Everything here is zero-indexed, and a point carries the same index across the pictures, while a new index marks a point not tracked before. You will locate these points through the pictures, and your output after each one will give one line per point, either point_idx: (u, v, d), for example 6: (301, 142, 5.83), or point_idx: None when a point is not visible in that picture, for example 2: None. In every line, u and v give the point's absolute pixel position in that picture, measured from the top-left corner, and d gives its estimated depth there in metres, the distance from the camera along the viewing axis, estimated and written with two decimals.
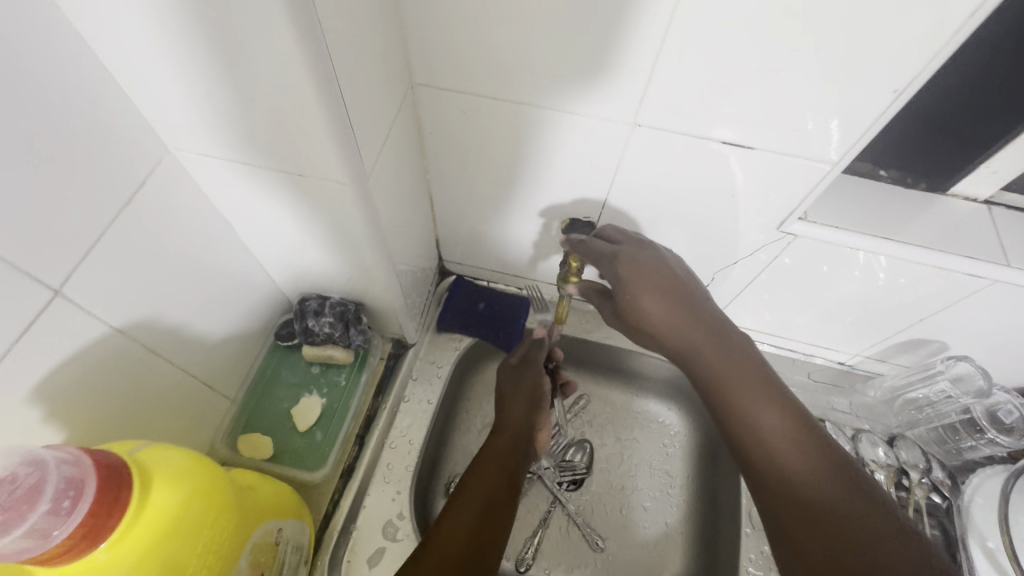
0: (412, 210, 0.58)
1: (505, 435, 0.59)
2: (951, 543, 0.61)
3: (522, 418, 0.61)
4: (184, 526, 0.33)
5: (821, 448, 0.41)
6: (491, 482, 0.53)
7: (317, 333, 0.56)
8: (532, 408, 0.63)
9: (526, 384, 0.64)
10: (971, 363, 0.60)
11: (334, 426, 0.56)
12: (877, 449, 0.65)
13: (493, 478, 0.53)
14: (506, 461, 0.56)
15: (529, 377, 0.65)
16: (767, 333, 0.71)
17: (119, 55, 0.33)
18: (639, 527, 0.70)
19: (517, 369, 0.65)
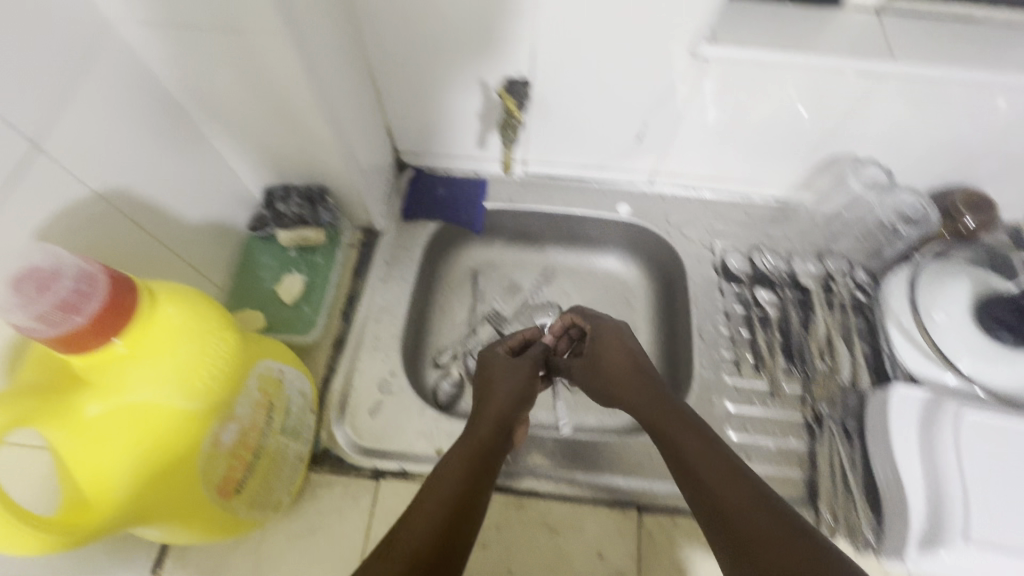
0: (356, 90, 0.61)
1: (484, 424, 0.53)
2: (873, 329, 0.70)
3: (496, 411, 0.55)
4: (196, 330, 0.38)
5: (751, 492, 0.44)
6: (461, 476, 0.48)
7: (288, 216, 0.61)
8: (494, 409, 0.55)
9: (502, 385, 0.58)
10: (878, 165, 0.68)
11: (317, 297, 0.62)
12: (808, 264, 0.74)
13: (459, 473, 0.49)
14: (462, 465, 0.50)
15: (518, 374, 0.60)
16: (704, 178, 0.77)
17: None
18: None
19: (503, 367, 0.60)
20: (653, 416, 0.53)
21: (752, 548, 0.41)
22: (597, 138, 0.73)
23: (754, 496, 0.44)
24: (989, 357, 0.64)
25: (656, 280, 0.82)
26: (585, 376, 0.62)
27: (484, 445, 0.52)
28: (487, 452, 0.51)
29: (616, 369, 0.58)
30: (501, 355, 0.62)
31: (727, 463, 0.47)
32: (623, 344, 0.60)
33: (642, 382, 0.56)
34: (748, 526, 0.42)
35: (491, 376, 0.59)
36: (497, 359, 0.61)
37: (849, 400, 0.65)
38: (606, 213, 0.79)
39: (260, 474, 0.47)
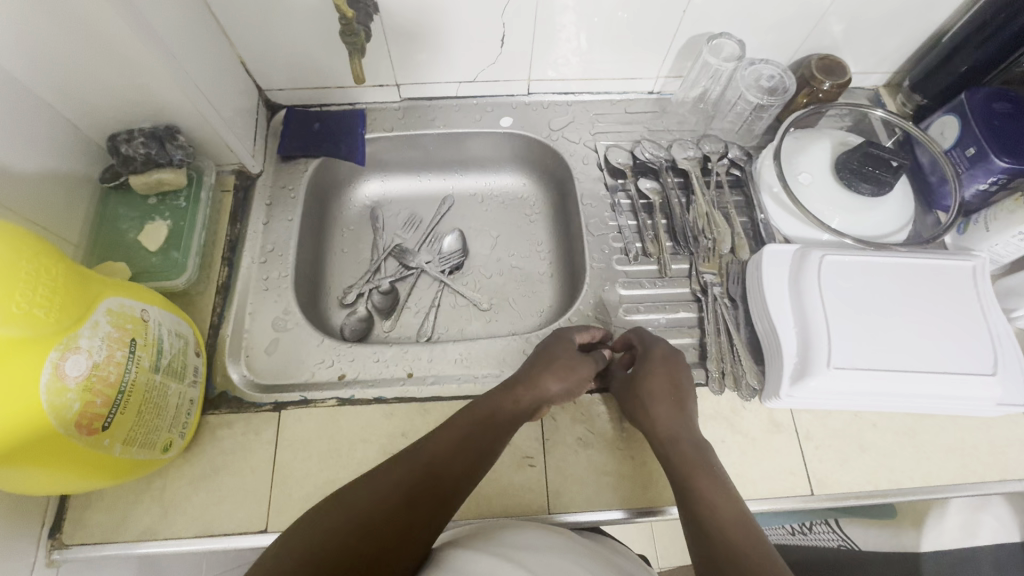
0: (189, 17, 0.58)
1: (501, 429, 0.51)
2: (750, 202, 0.74)
3: (519, 408, 0.53)
4: (2, 256, 0.36)
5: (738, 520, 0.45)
6: (444, 451, 0.48)
7: (135, 157, 0.58)
8: (516, 411, 0.53)
9: (554, 368, 0.56)
10: (731, 36, 0.69)
11: (185, 241, 0.60)
12: (686, 149, 0.76)
13: (452, 472, 0.47)
14: (459, 473, 0.47)
15: (571, 369, 0.56)
16: (580, 80, 0.78)
17: None
18: (517, 283, 0.79)
19: (570, 354, 0.58)
20: (670, 440, 0.52)
21: (718, 550, 0.43)
22: (467, 51, 0.71)
23: (742, 525, 0.44)
24: (850, 210, 0.67)
25: (551, 190, 0.83)
26: (621, 387, 0.58)
27: (479, 442, 0.50)
28: (482, 454, 0.49)
29: (658, 381, 0.56)
30: (573, 343, 0.59)
31: (725, 495, 0.47)
32: (669, 369, 0.57)
33: (677, 409, 0.55)
34: (722, 536, 0.44)
35: (556, 357, 0.57)
36: (562, 345, 0.59)
37: (731, 267, 0.68)
38: (490, 128, 0.79)
39: (133, 411, 0.46)
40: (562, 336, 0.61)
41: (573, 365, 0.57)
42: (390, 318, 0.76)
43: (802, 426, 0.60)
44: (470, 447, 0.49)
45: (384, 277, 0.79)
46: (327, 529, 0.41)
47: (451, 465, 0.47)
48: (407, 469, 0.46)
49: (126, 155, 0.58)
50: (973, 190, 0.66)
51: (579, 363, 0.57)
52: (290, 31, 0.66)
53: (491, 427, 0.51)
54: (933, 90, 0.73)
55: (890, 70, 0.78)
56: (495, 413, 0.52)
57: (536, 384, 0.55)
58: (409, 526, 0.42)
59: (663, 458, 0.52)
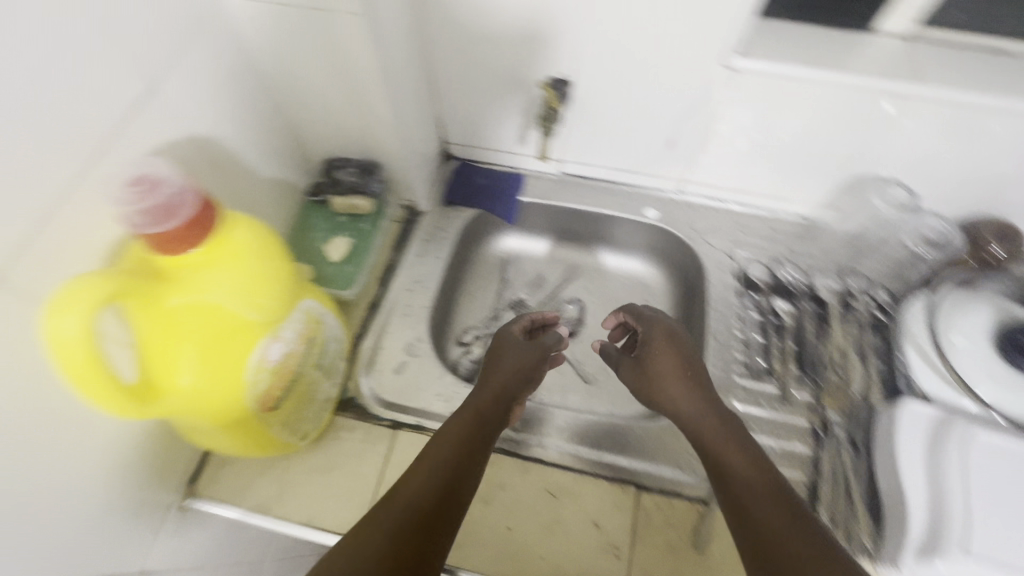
0: (416, 80, 0.68)
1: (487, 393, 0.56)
2: (891, 348, 0.70)
3: (511, 386, 0.58)
4: (259, 252, 0.44)
5: (773, 491, 0.45)
6: (468, 419, 0.53)
7: (343, 182, 0.69)
8: (512, 393, 0.58)
9: (507, 360, 0.60)
10: (904, 185, 0.70)
11: (359, 259, 0.68)
12: (829, 280, 0.76)
13: (456, 446, 0.50)
14: (482, 437, 0.52)
15: (530, 357, 0.62)
16: (731, 189, 0.81)
17: None
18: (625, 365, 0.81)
19: (511, 343, 0.63)
20: (697, 415, 0.52)
21: (756, 528, 0.43)
22: (633, 145, 0.77)
23: (770, 489, 0.45)
24: (1014, 389, 0.62)
25: (677, 284, 0.85)
26: (634, 380, 0.59)
27: (480, 410, 0.54)
28: (481, 419, 0.53)
29: (659, 339, 0.59)
30: (512, 334, 0.65)
31: (747, 445, 0.49)
32: (676, 348, 0.58)
33: (696, 389, 0.54)
34: (746, 488, 0.45)
35: (501, 346, 0.63)
36: (509, 340, 0.64)
37: (859, 412, 0.65)
38: (635, 216, 0.83)
39: (294, 398, 0.53)
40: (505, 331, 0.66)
41: (519, 357, 0.61)
42: None
43: None
44: (481, 415, 0.54)
45: (502, 327, 0.84)
46: (403, 494, 0.45)
47: (472, 423, 0.52)
48: (448, 441, 0.50)
49: (337, 176, 0.69)
50: None
51: (535, 354, 0.63)
52: (486, 101, 0.76)
53: (484, 416, 0.54)
54: None
55: None
56: (499, 391, 0.56)
57: (496, 368, 0.59)
58: (458, 483, 0.47)
59: (693, 444, 0.52)
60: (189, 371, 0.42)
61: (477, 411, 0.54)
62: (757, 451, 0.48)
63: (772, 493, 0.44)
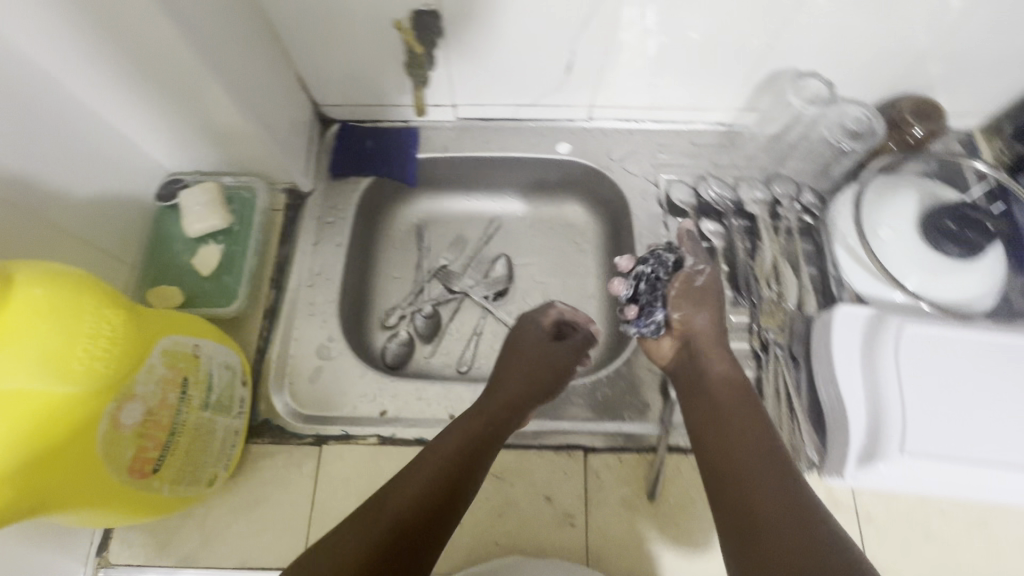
0: (250, 41, 0.57)
1: (451, 439, 0.50)
2: (822, 253, 0.68)
3: (496, 426, 0.52)
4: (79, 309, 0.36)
5: (779, 469, 0.45)
6: (454, 450, 0.49)
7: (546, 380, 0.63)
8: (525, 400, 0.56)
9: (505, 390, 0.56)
10: (818, 79, 0.65)
11: (236, 266, 0.60)
12: (754, 190, 0.71)
13: (420, 490, 0.44)
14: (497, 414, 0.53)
15: (558, 363, 0.60)
16: (644, 109, 0.74)
17: None
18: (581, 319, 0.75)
19: (536, 345, 0.61)
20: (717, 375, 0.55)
21: (739, 504, 0.43)
22: (533, 77, 0.68)
23: (778, 487, 0.43)
24: (937, 274, 0.63)
25: (602, 220, 0.79)
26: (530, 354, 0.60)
27: (442, 461, 0.47)
28: (444, 469, 0.47)
29: (709, 338, 0.57)
30: (538, 328, 0.63)
31: (704, 372, 0.55)
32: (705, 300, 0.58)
33: (729, 355, 0.56)
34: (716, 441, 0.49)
35: (524, 345, 0.61)
36: (530, 342, 0.61)
37: (795, 325, 0.64)
38: (546, 154, 0.75)
39: (180, 450, 0.46)
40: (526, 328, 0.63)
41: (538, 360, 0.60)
42: (431, 343, 0.74)
43: (862, 505, 0.56)
44: (485, 430, 0.52)
45: (428, 300, 0.76)
46: (357, 538, 0.40)
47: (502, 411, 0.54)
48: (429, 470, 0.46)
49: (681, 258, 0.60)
50: None
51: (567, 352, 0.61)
52: (350, 50, 0.64)
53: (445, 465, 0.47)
54: None
55: (987, 112, 0.72)
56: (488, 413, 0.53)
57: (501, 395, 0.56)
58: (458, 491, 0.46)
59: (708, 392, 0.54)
60: (13, 476, 0.34)
61: (426, 481, 0.45)
62: (778, 446, 0.47)
63: (765, 465, 0.45)
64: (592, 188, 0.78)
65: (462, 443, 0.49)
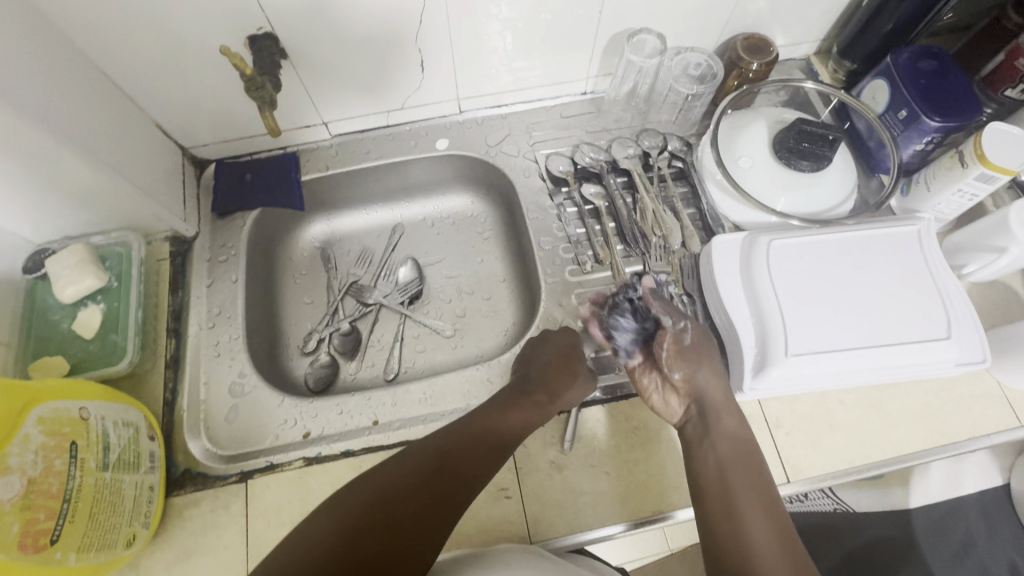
0: (88, 95, 0.56)
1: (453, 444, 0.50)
2: (696, 192, 0.73)
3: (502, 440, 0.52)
4: None
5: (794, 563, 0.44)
6: (431, 455, 0.49)
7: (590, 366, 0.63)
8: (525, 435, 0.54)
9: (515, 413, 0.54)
10: (648, 32, 0.69)
11: (121, 322, 0.60)
12: (626, 148, 0.75)
13: (398, 491, 0.45)
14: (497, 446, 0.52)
15: (574, 384, 0.58)
16: (510, 93, 0.77)
17: None
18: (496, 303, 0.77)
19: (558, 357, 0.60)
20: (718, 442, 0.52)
21: None
22: (392, 81, 0.70)
23: None
24: (796, 189, 0.67)
25: (497, 206, 0.81)
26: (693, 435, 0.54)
27: (434, 473, 0.48)
28: (432, 480, 0.47)
29: (717, 396, 0.55)
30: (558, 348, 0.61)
31: (714, 430, 0.53)
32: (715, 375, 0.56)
33: (737, 419, 0.54)
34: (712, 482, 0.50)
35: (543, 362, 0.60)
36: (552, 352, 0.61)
37: (684, 262, 0.68)
38: (426, 153, 0.77)
39: (79, 517, 0.44)
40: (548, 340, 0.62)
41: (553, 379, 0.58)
42: (353, 358, 0.74)
43: (772, 414, 0.60)
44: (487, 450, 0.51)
45: (343, 318, 0.76)
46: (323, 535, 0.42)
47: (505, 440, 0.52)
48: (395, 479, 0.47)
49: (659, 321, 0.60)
50: (911, 150, 0.68)
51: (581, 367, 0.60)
52: (202, 88, 0.64)
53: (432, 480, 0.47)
54: (862, 52, 0.75)
55: (817, 38, 0.79)
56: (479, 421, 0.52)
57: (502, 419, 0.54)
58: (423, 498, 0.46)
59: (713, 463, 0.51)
60: None
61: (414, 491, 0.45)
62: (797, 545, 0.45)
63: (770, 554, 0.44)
64: (480, 177, 0.80)
65: (465, 455, 0.49)
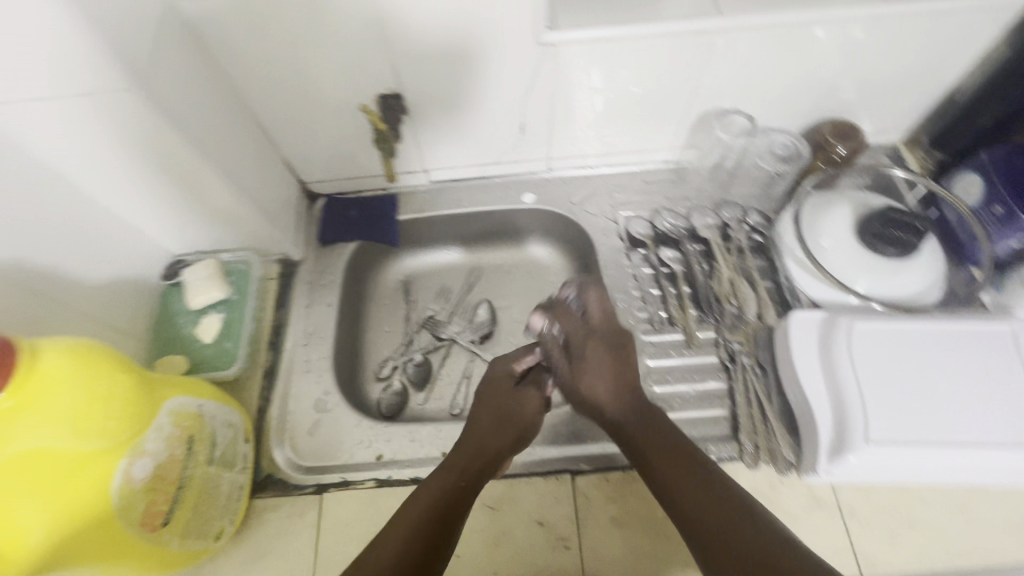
0: (243, 136, 0.65)
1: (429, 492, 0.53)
2: (774, 266, 0.74)
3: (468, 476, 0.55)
4: (89, 374, 0.41)
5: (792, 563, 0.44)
6: (431, 502, 0.52)
7: None
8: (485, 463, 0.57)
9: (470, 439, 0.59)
10: (741, 112, 0.74)
11: (235, 331, 0.67)
12: (705, 217, 0.78)
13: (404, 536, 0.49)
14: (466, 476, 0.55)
15: (524, 412, 0.63)
16: (596, 157, 0.82)
17: None
18: None
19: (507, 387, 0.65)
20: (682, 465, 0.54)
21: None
22: (494, 140, 0.77)
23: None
24: (879, 274, 0.66)
25: (572, 259, 0.85)
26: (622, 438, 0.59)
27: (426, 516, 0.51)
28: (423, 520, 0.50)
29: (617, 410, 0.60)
30: (508, 374, 0.66)
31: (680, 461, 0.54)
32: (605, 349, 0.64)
33: (631, 410, 0.59)
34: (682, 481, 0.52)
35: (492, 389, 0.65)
36: (494, 378, 0.66)
37: (758, 334, 0.68)
38: (514, 205, 0.82)
39: (184, 504, 0.49)
40: (502, 363, 0.67)
41: (501, 400, 0.64)
42: (423, 389, 0.77)
43: (844, 502, 0.59)
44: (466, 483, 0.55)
45: (418, 349, 0.80)
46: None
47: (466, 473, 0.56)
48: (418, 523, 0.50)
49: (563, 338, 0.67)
50: (1005, 247, 0.66)
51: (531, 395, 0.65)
52: (330, 134, 0.73)
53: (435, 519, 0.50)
54: (955, 145, 0.75)
55: (907, 127, 0.80)
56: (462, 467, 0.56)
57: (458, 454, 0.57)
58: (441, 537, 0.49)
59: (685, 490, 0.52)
60: None
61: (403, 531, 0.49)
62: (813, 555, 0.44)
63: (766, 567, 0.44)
64: (559, 230, 0.84)
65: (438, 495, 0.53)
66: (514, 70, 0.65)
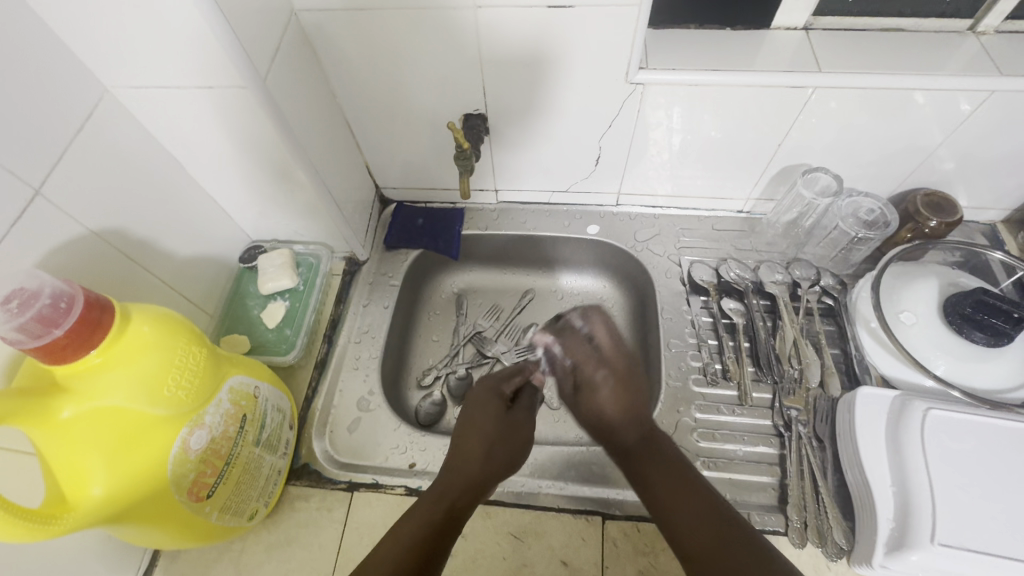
0: (335, 138, 0.69)
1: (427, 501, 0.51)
2: (843, 333, 0.71)
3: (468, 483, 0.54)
4: (166, 346, 0.43)
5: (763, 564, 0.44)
6: (423, 515, 0.50)
7: None
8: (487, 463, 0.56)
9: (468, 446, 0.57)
10: (826, 171, 0.71)
11: (298, 321, 0.70)
12: (775, 273, 0.75)
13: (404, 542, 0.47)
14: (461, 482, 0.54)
15: (514, 430, 0.59)
16: (667, 198, 0.81)
17: (62, 23, 0.44)
18: None
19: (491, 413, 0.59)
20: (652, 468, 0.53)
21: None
22: (567, 170, 0.78)
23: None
24: (965, 360, 0.61)
25: (628, 296, 0.84)
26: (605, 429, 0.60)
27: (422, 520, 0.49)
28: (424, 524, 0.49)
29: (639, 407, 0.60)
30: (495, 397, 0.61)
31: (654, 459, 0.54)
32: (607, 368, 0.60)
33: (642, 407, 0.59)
34: (672, 494, 0.51)
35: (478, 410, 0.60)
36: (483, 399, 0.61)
37: (819, 404, 0.65)
38: (578, 234, 0.82)
39: (228, 479, 0.51)
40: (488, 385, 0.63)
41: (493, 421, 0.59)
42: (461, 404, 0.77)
43: None
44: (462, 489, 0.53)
45: (462, 362, 0.80)
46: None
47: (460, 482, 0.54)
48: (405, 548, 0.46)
49: None
50: None
51: (521, 421, 0.61)
52: (412, 146, 0.76)
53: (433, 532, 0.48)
54: None
55: (1009, 207, 0.75)
56: (444, 496, 0.52)
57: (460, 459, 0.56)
58: (431, 566, 0.46)
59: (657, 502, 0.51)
60: (99, 484, 0.41)
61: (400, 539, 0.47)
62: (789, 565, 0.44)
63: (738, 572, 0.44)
64: (619, 265, 0.83)
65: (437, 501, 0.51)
66: (599, 104, 0.66)
